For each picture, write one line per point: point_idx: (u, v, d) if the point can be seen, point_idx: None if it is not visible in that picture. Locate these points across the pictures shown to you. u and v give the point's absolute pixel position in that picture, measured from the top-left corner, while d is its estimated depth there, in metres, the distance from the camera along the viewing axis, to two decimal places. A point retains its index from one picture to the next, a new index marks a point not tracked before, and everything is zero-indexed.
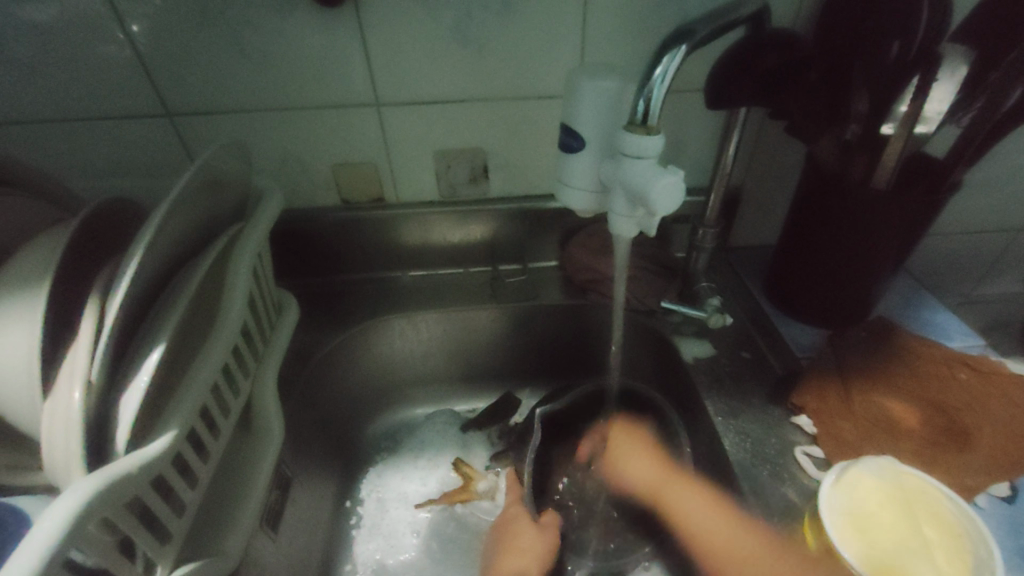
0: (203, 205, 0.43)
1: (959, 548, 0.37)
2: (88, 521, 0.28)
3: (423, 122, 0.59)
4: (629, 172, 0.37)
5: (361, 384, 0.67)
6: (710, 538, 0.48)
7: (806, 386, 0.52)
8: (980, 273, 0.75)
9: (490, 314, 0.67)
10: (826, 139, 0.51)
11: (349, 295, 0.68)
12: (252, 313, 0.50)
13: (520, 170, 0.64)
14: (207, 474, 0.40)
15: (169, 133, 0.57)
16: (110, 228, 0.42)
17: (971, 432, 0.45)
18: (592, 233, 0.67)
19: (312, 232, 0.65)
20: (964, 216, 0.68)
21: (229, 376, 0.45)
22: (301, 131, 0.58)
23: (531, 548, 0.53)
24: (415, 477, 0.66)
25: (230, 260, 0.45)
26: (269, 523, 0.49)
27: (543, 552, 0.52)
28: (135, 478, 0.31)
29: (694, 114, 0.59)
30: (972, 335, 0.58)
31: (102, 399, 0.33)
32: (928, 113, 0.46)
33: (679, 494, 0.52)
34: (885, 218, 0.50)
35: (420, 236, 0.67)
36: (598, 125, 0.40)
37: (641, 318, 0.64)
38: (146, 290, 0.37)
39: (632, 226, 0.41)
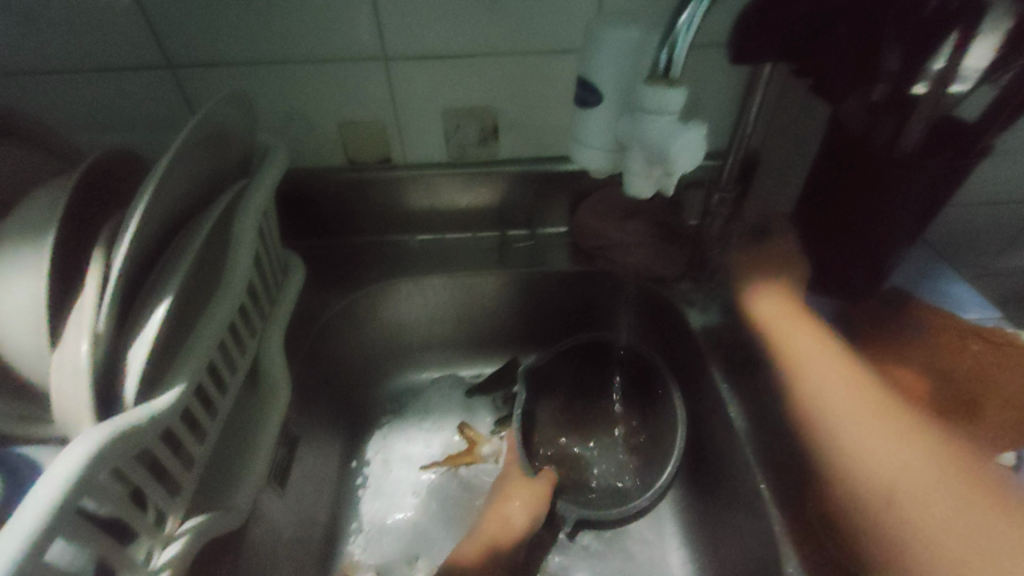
0: (206, 159, 0.42)
1: None
2: (100, 471, 0.28)
3: (432, 78, 0.56)
4: (647, 129, 0.36)
5: (368, 347, 0.67)
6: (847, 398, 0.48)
7: (818, 356, 0.53)
8: (997, 247, 0.74)
9: (498, 279, 0.66)
10: (853, 99, 0.51)
11: (355, 258, 0.67)
12: (257, 273, 0.50)
13: (531, 131, 0.62)
14: (214, 430, 0.40)
15: (169, 86, 0.55)
16: (110, 180, 0.40)
17: (980, 401, 0.46)
18: (602, 198, 0.64)
19: (317, 192, 0.64)
20: (987, 187, 0.66)
21: (235, 334, 0.44)
22: (305, 86, 0.56)
23: (522, 504, 0.55)
24: (420, 439, 0.66)
25: (235, 217, 0.44)
26: (277, 480, 0.49)
27: (535, 505, 0.55)
28: (144, 431, 0.31)
29: (714, 72, 0.56)
30: (988, 308, 0.57)
31: (109, 353, 0.32)
32: (966, 70, 0.46)
33: (811, 348, 0.52)
34: (908, 185, 0.48)
35: (428, 199, 0.66)
36: (617, 79, 0.38)
37: (650, 285, 0.63)
38: (150, 244, 0.36)
39: (650, 189, 0.39)
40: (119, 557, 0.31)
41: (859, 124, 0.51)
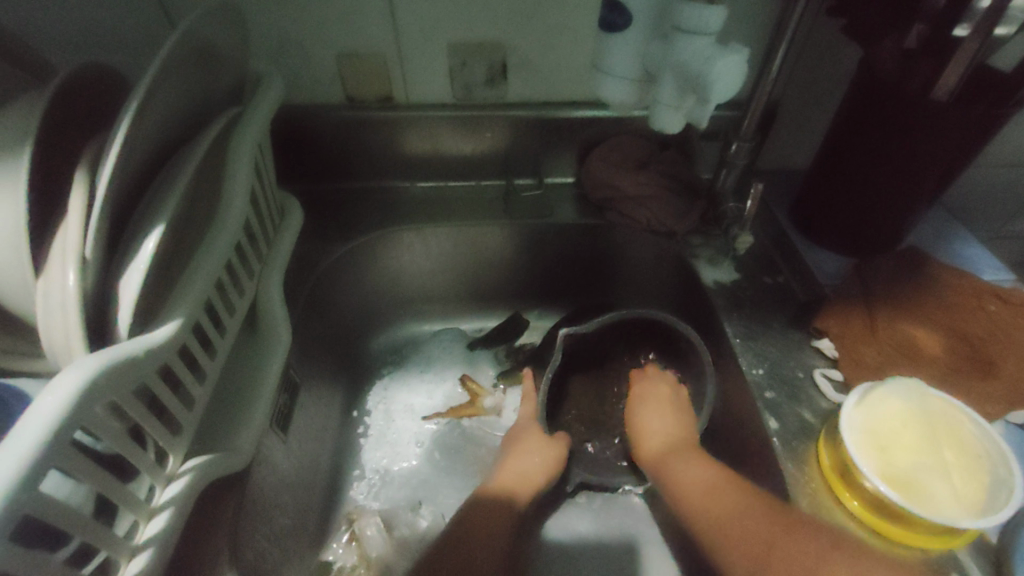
0: (195, 81, 0.38)
1: (977, 469, 0.37)
2: (95, 403, 0.26)
3: (439, 7, 0.52)
4: (683, 52, 0.35)
5: (368, 297, 0.65)
6: (699, 488, 0.44)
7: (830, 310, 0.51)
8: (1009, 211, 0.73)
9: (503, 230, 0.64)
10: (887, 43, 0.47)
11: (354, 205, 0.65)
12: (255, 212, 0.47)
13: (542, 71, 0.58)
14: (215, 370, 0.39)
15: (152, 5, 0.51)
16: (90, 101, 0.37)
17: (995, 361, 0.44)
18: (613, 147, 0.62)
19: (314, 132, 0.60)
20: (1009, 146, 0.64)
21: (234, 274, 0.42)
22: (301, 12, 0.52)
23: (542, 459, 0.53)
24: (422, 391, 0.66)
25: (230, 148, 0.41)
26: (279, 425, 0.49)
27: (552, 462, 0.53)
28: (141, 363, 0.29)
29: (740, 11, 0.53)
30: (1003, 270, 0.56)
31: (99, 283, 0.30)
32: (1013, 11, 0.41)
33: (678, 467, 0.48)
34: (937, 136, 0.46)
35: (430, 144, 0.63)
36: (648, 1, 0.36)
37: (659, 239, 0.61)
38: (138, 169, 0.33)
39: (679, 118, 0.40)
40: (120, 493, 0.29)
41: (891, 72, 0.46)
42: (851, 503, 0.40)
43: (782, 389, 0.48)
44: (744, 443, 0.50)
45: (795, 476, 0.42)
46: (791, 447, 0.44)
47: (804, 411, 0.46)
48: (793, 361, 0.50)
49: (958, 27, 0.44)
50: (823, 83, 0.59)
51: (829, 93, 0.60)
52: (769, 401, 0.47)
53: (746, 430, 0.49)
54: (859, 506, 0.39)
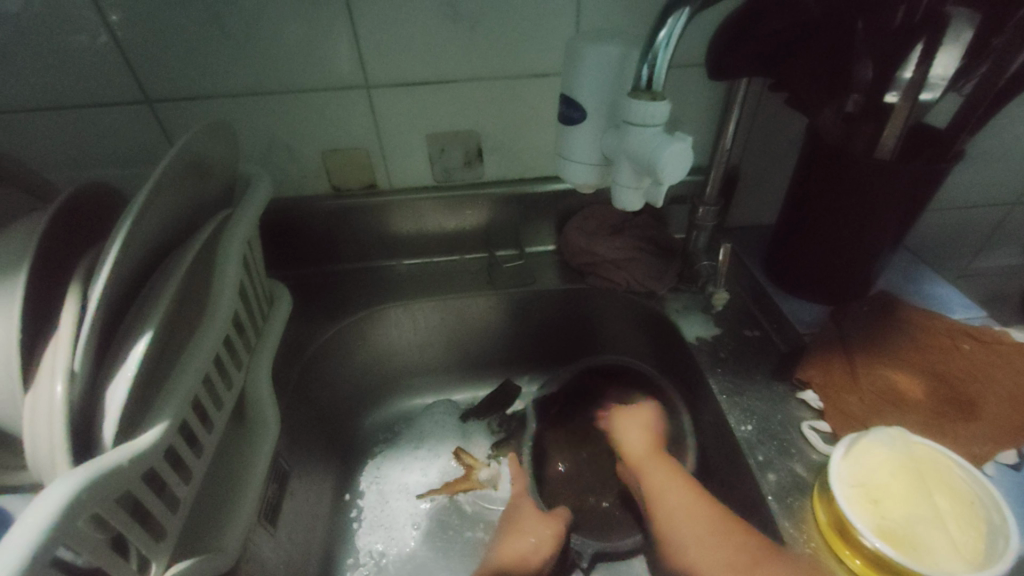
0: (188, 190, 0.41)
1: (972, 516, 0.37)
2: (79, 517, 0.26)
3: (414, 103, 0.57)
4: (635, 141, 0.38)
5: (357, 377, 0.66)
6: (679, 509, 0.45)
7: (811, 360, 0.51)
8: (973, 249, 0.76)
9: (488, 301, 0.66)
10: (828, 111, 0.49)
11: (342, 286, 0.67)
12: (244, 303, 0.49)
13: (514, 152, 0.62)
14: (201, 467, 0.39)
15: (149, 119, 0.55)
16: (85, 215, 0.40)
17: (976, 401, 0.45)
18: (587, 216, 0.65)
19: (302, 221, 0.63)
20: (958, 190, 0.68)
21: (221, 367, 0.43)
22: (289, 117, 0.57)
23: (538, 540, 0.52)
24: (416, 468, 0.65)
25: (220, 248, 0.43)
26: (268, 517, 0.48)
27: (549, 542, 0.52)
28: (126, 470, 0.30)
29: (690, 90, 0.58)
30: (973, 308, 0.57)
31: (86, 392, 0.31)
32: (932, 79, 0.46)
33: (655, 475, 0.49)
34: (883, 189, 0.49)
35: (414, 225, 0.66)
36: (600, 98, 0.41)
37: (640, 300, 0.63)
38: (128, 278, 0.35)
39: (639, 197, 0.42)
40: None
41: (836, 134, 0.49)
42: (852, 561, 0.38)
43: (773, 444, 0.47)
44: (740, 505, 0.49)
45: (793, 535, 0.41)
46: (787, 504, 0.43)
47: (796, 466, 0.46)
48: (781, 415, 0.50)
49: (888, 94, 0.48)
50: (775, 147, 0.63)
51: (782, 155, 0.64)
52: (762, 458, 0.47)
53: (742, 490, 0.48)
54: (860, 564, 0.38)
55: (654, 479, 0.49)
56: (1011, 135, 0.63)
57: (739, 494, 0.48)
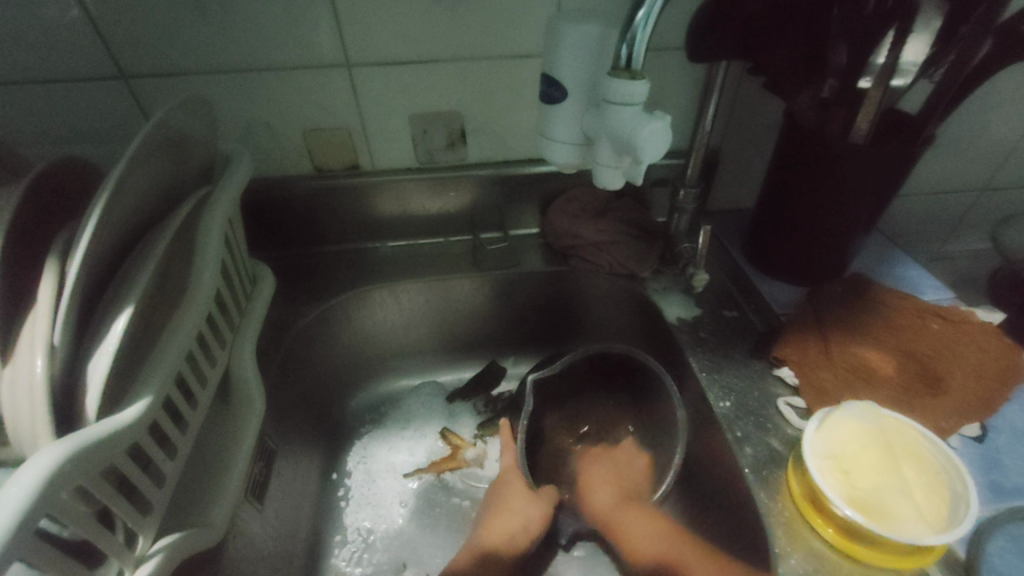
0: (166, 166, 0.41)
1: (937, 485, 0.39)
2: (61, 489, 0.26)
3: (397, 82, 0.56)
4: (616, 120, 0.39)
5: (342, 359, 0.66)
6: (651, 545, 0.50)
7: (787, 339, 0.53)
8: (945, 233, 0.78)
9: (473, 283, 0.66)
10: (804, 96, 0.50)
11: (326, 268, 0.66)
12: (226, 283, 0.48)
13: (498, 133, 0.62)
14: (186, 444, 0.39)
15: (125, 96, 0.54)
16: (61, 192, 0.39)
17: (942, 377, 0.47)
18: (571, 198, 0.66)
19: (284, 202, 0.63)
20: (930, 175, 0.70)
21: (204, 345, 0.43)
22: (269, 96, 0.56)
23: (527, 518, 0.53)
24: (404, 448, 0.65)
25: (201, 226, 0.43)
26: (254, 495, 0.48)
27: (537, 519, 0.53)
28: (111, 444, 0.30)
29: (673, 73, 0.58)
30: (942, 289, 0.59)
31: (67, 368, 0.31)
32: (904, 65, 0.48)
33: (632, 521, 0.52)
34: (859, 172, 0.50)
35: (398, 207, 0.66)
36: (580, 76, 0.41)
37: (622, 281, 0.64)
38: (106, 255, 0.35)
39: (618, 176, 0.42)
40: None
41: (811, 118, 0.50)
42: (826, 529, 0.40)
43: (750, 419, 0.49)
44: (716, 477, 0.50)
45: (768, 504, 0.43)
46: (763, 476, 0.45)
47: (771, 439, 0.47)
48: (757, 391, 0.51)
49: (861, 79, 0.48)
50: (756, 131, 0.64)
51: (762, 139, 0.65)
52: (738, 433, 0.48)
53: (719, 464, 0.50)
54: (833, 533, 0.40)
55: (638, 532, 0.52)
56: (981, 121, 0.65)
57: (717, 467, 0.50)
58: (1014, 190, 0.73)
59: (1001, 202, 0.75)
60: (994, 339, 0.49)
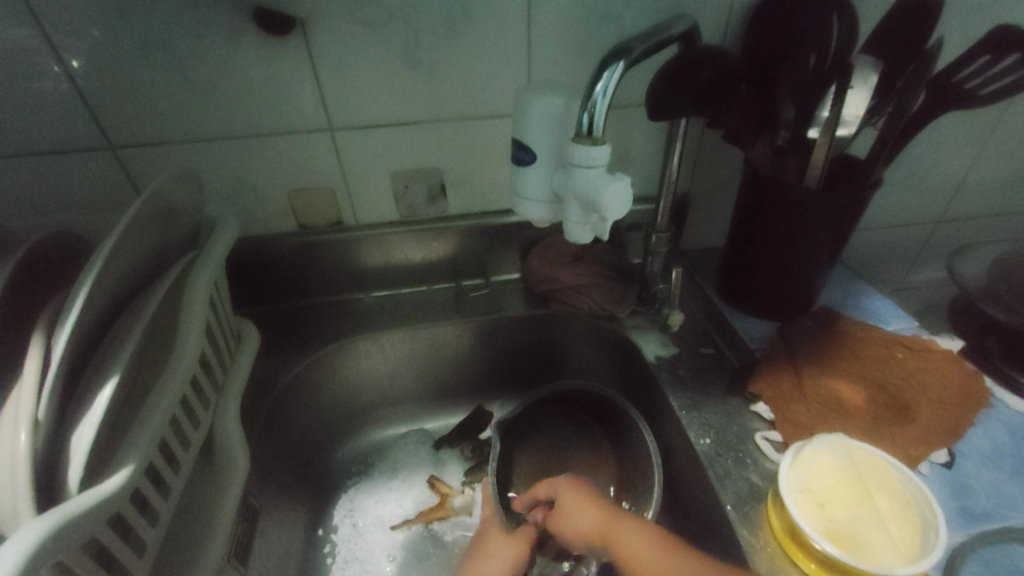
0: (153, 234, 0.42)
1: (908, 514, 0.40)
2: (42, 566, 0.26)
3: (377, 144, 0.59)
4: (580, 180, 0.41)
5: (328, 411, 0.66)
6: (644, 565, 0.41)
7: (762, 374, 0.54)
8: (907, 264, 0.82)
9: (457, 328, 0.67)
10: (761, 145, 0.54)
11: (311, 321, 0.67)
12: (210, 342, 0.49)
13: (477, 187, 0.65)
14: (168, 510, 0.39)
15: (112, 164, 0.56)
16: (49, 263, 0.40)
17: (911, 405, 0.49)
18: (549, 244, 0.68)
19: (269, 259, 0.64)
20: (886, 211, 0.75)
21: (188, 407, 0.43)
22: (254, 159, 0.58)
23: (501, 560, 0.51)
24: (391, 499, 0.64)
25: (186, 288, 0.44)
26: (238, 559, 0.47)
27: (512, 560, 0.51)
28: (92, 517, 0.30)
29: (637, 125, 0.62)
30: (905, 318, 0.62)
31: (50, 439, 0.31)
32: (847, 117, 0.50)
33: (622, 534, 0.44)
34: (817, 212, 0.53)
35: (383, 258, 0.68)
36: (548, 140, 0.44)
37: (603, 323, 0.66)
38: (94, 324, 0.36)
39: (587, 232, 0.45)
40: None
41: (768, 166, 0.54)
42: (808, 566, 0.40)
43: (730, 455, 0.50)
44: (701, 517, 0.51)
45: (751, 542, 0.43)
46: (744, 513, 0.45)
47: (751, 476, 0.48)
48: (736, 427, 0.52)
49: (810, 130, 0.51)
50: (718, 176, 0.68)
51: (725, 183, 0.69)
52: (719, 471, 0.49)
53: (702, 502, 0.51)
54: (816, 568, 0.40)
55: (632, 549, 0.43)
56: (924, 161, 0.70)
57: (703, 508, 0.50)
58: (967, 221, 0.78)
59: (954, 234, 0.79)
60: (957, 365, 0.52)
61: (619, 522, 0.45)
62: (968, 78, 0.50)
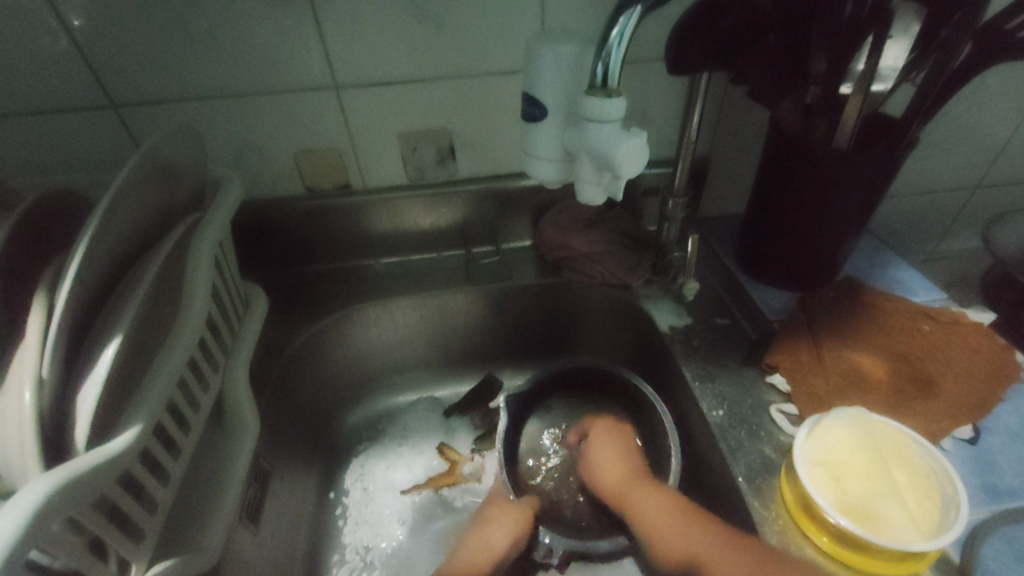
0: (156, 193, 0.41)
1: (927, 489, 0.39)
2: (50, 522, 0.27)
3: (384, 103, 0.57)
4: (594, 137, 0.39)
5: (339, 376, 0.66)
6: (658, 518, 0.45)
7: (779, 345, 0.52)
8: (938, 233, 0.79)
9: (467, 296, 0.66)
10: (789, 101, 0.51)
11: (320, 286, 0.67)
12: (218, 305, 0.49)
13: (489, 149, 0.63)
14: (179, 470, 0.39)
15: (116, 124, 0.55)
16: (52, 223, 0.40)
17: (935, 379, 0.47)
18: (562, 210, 0.66)
19: (276, 223, 0.63)
20: (920, 177, 0.71)
21: (196, 370, 0.43)
22: (259, 119, 0.57)
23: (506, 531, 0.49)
24: (401, 465, 0.65)
25: (191, 250, 0.43)
26: (249, 518, 0.48)
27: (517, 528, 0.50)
28: (99, 475, 0.30)
29: (656, 83, 0.59)
30: (934, 290, 0.59)
31: (57, 398, 0.31)
32: (883, 70, 0.47)
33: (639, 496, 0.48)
34: (847, 176, 0.50)
35: (392, 223, 0.66)
36: (560, 94, 0.41)
37: (615, 293, 0.64)
38: (97, 284, 0.35)
39: (599, 192, 0.43)
40: None
41: (795, 125, 0.52)
42: (819, 538, 0.40)
43: (743, 427, 0.49)
44: (711, 488, 0.50)
45: (762, 514, 0.43)
46: (757, 485, 0.45)
47: (765, 448, 0.47)
48: (750, 399, 0.51)
49: (843, 85, 0.48)
50: (742, 138, 0.65)
51: (748, 146, 0.66)
52: (732, 443, 0.48)
53: (712, 473, 0.50)
54: (827, 541, 0.39)
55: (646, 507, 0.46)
56: (964, 122, 0.65)
57: (713, 479, 0.50)
58: (1006, 187, 0.73)
59: (990, 201, 0.75)
60: (988, 338, 0.50)
61: (641, 486, 0.49)
62: (1021, 28, 0.45)
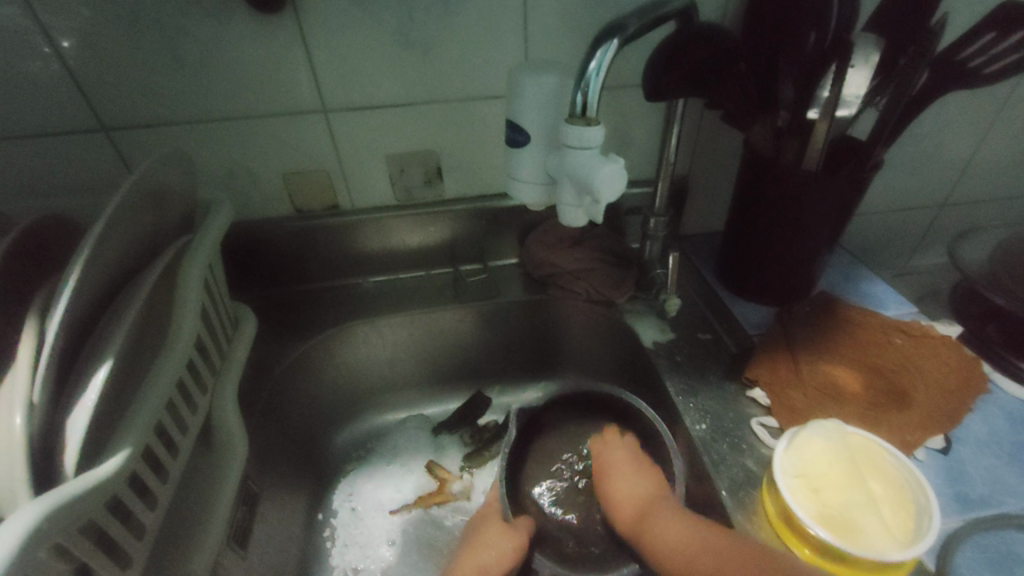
0: (145, 217, 0.42)
1: (902, 500, 0.40)
2: (37, 549, 0.27)
3: (373, 127, 0.59)
4: (574, 162, 0.41)
5: (327, 395, 0.66)
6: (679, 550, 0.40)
7: (759, 360, 0.54)
8: (908, 250, 0.82)
9: (455, 312, 0.67)
10: (759, 126, 0.55)
11: (309, 305, 0.67)
12: (207, 326, 0.49)
13: (475, 170, 0.64)
14: (167, 493, 0.39)
15: (106, 147, 0.55)
16: (41, 248, 0.40)
17: (908, 391, 0.49)
18: (548, 229, 0.68)
19: (265, 243, 0.64)
20: (889, 196, 0.74)
21: (184, 392, 0.43)
22: (248, 142, 0.58)
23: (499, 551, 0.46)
24: (391, 484, 0.65)
25: (180, 273, 0.44)
26: (237, 540, 0.48)
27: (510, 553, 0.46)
28: (87, 500, 0.30)
29: (636, 108, 0.61)
30: (905, 304, 0.62)
31: (46, 423, 0.31)
32: (847, 97, 0.46)
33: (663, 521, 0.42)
34: (818, 196, 0.53)
35: (381, 243, 0.67)
36: (543, 122, 0.43)
37: (600, 309, 0.66)
38: (86, 308, 0.35)
39: (581, 215, 0.44)
40: None
41: (767, 147, 0.55)
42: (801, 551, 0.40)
43: (726, 440, 0.50)
44: (696, 500, 0.51)
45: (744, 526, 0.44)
46: (739, 498, 0.46)
47: (747, 461, 0.48)
48: (732, 413, 0.52)
49: (810, 110, 0.50)
50: (719, 159, 0.67)
51: (725, 166, 0.68)
52: (715, 456, 0.49)
53: (697, 485, 0.51)
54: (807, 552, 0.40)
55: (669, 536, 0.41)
56: (928, 145, 0.69)
57: (698, 492, 0.51)
58: (970, 206, 0.77)
59: (956, 219, 0.79)
60: (956, 352, 0.52)
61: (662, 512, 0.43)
62: (975, 57, 0.47)
